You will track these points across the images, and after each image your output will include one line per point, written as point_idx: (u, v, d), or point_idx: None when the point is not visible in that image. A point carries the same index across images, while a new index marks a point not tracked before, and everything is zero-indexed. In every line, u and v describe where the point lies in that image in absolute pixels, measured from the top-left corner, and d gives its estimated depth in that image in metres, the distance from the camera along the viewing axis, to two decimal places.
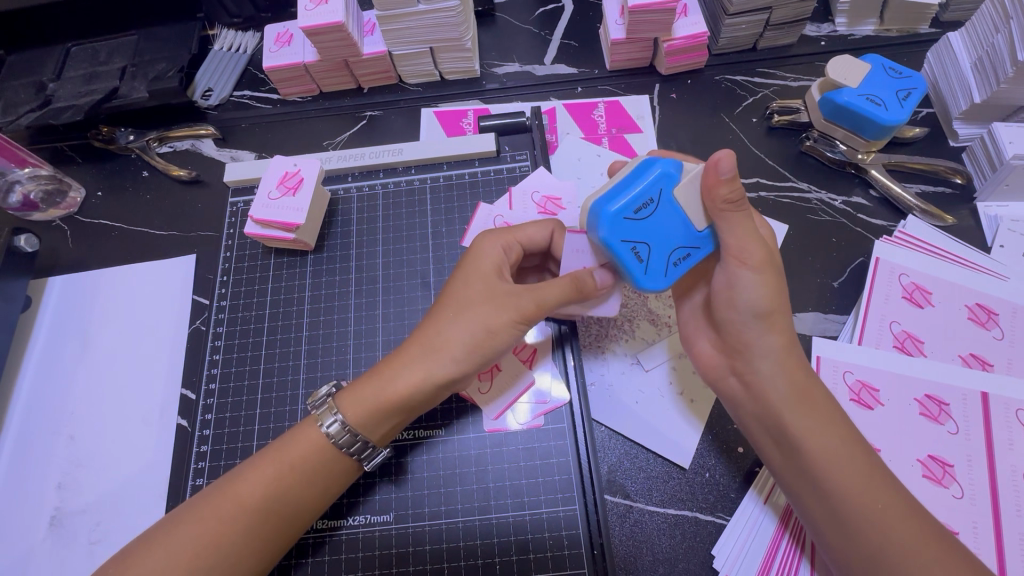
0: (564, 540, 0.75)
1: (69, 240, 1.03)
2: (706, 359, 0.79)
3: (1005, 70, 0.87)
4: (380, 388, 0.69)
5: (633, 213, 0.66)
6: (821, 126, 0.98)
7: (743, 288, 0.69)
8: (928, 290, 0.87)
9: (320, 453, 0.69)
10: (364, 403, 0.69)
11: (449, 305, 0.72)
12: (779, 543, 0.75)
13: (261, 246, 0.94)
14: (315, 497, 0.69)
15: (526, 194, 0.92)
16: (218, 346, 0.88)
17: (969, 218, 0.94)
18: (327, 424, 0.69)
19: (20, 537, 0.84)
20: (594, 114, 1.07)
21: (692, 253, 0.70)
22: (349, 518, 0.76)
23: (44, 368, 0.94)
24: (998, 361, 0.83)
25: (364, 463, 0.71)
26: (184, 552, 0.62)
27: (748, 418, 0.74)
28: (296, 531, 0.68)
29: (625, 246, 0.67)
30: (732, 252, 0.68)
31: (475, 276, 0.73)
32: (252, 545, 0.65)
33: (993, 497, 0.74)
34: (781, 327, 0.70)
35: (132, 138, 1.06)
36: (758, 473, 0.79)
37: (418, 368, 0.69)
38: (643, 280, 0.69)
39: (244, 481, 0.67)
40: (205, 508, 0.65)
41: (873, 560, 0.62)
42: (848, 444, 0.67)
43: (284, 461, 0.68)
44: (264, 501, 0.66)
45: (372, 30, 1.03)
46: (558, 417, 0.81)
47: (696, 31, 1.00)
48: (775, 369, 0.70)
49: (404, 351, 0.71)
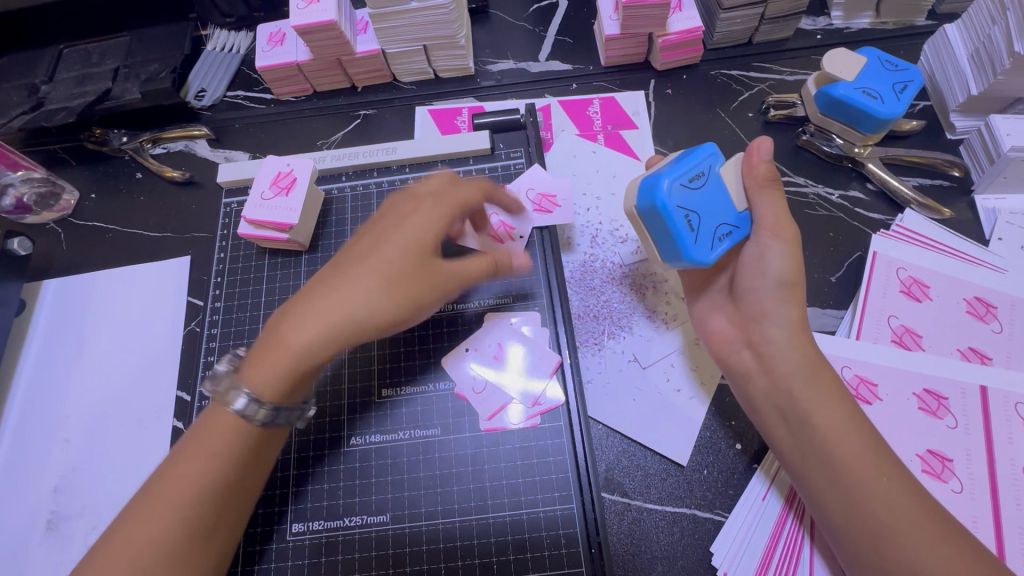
0: (562, 539, 0.74)
1: (63, 243, 1.03)
2: (720, 335, 0.80)
3: (1002, 61, 0.86)
4: (291, 356, 0.67)
5: (689, 183, 0.71)
6: (817, 121, 0.97)
7: (769, 259, 0.72)
8: (926, 284, 0.87)
9: (236, 436, 0.66)
10: (272, 374, 0.66)
11: (375, 269, 0.69)
12: (784, 524, 0.75)
13: (255, 247, 0.93)
14: (241, 485, 0.67)
15: (521, 191, 0.91)
16: (213, 347, 0.88)
17: (967, 211, 0.94)
18: (238, 405, 0.66)
19: (17, 541, 0.84)
20: (589, 111, 1.07)
21: (734, 232, 0.73)
22: (286, 525, 0.76)
23: (39, 371, 0.94)
24: (997, 354, 0.82)
25: (294, 422, 0.71)
26: (130, 558, 0.61)
27: (757, 394, 0.74)
28: (238, 516, 0.68)
29: (679, 212, 0.69)
30: (767, 226, 0.72)
31: (407, 241, 0.70)
32: (190, 537, 0.63)
33: (993, 490, 0.74)
34: (798, 300, 0.73)
35: (125, 139, 1.06)
36: (764, 454, 0.79)
37: (336, 337, 0.67)
38: (691, 249, 0.69)
39: (174, 475, 0.64)
40: (143, 509, 0.63)
41: (877, 535, 0.62)
42: (855, 420, 0.67)
43: (204, 448, 0.66)
44: (193, 493, 0.64)
45: (365, 29, 1.03)
46: (555, 416, 0.80)
47: (690, 26, 0.99)
48: (789, 339, 0.72)
49: (308, 316, 0.67)
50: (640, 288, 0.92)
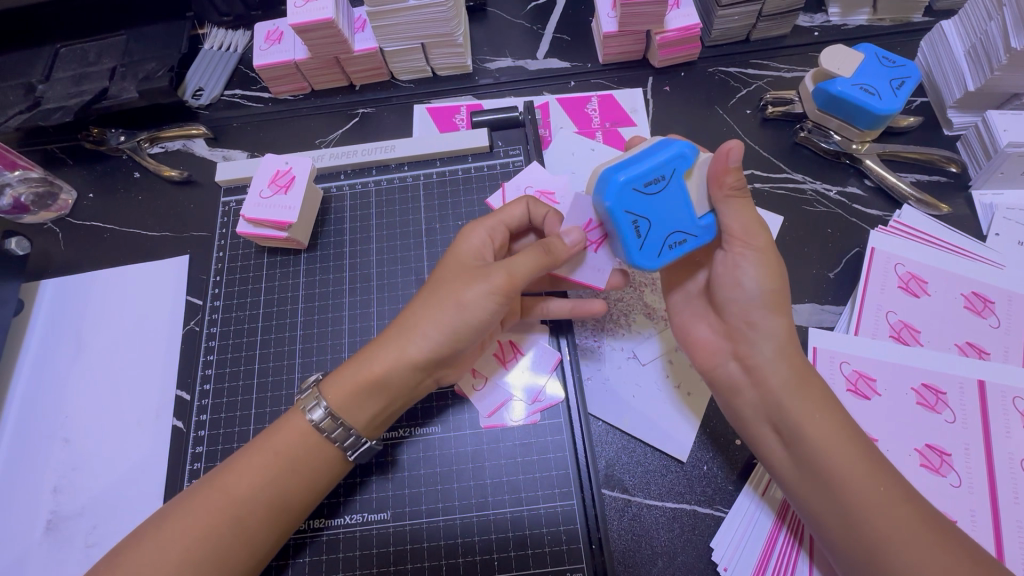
0: (563, 535, 0.74)
1: (61, 242, 1.02)
2: (703, 347, 0.79)
3: (999, 57, 0.87)
4: (358, 369, 0.70)
5: (642, 185, 0.69)
6: (815, 117, 0.97)
7: (744, 269, 0.72)
8: (924, 280, 0.87)
9: (306, 442, 0.69)
10: (343, 385, 0.69)
11: (425, 287, 0.73)
12: (776, 540, 0.75)
13: (254, 245, 0.93)
14: (289, 491, 0.67)
15: (519, 188, 0.89)
16: (212, 346, 0.88)
17: (965, 207, 0.94)
18: (311, 411, 0.69)
19: (16, 542, 0.84)
20: (587, 108, 1.07)
21: (689, 239, 0.72)
22: (317, 523, 0.76)
23: (37, 372, 0.94)
24: (995, 349, 0.83)
25: (348, 453, 0.70)
26: (175, 549, 0.62)
27: (745, 404, 0.74)
28: (286, 524, 0.67)
29: (627, 216, 0.69)
30: (737, 235, 0.71)
31: (455, 251, 0.75)
32: (234, 537, 0.64)
33: (991, 484, 0.74)
34: (784, 310, 0.71)
35: (122, 138, 1.05)
36: (754, 467, 0.79)
37: (394, 348, 0.70)
38: (637, 255, 0.71)
39: (234, 473, 0.66)
40: (194, 502, 0.65)
41: (873, 544, 0.62)
42: (845, 428, 0.67)
43: (268, 450, 0.68)
44: (248, 492, 0.65)
45: (363, 27, 1.03)
46: (555, 413, 0.80)
47: (688, 23, 0.99)
48: (778, 352, 0.71)
49: (383, 335, 0.72)
50: (638, 286, 0.92)
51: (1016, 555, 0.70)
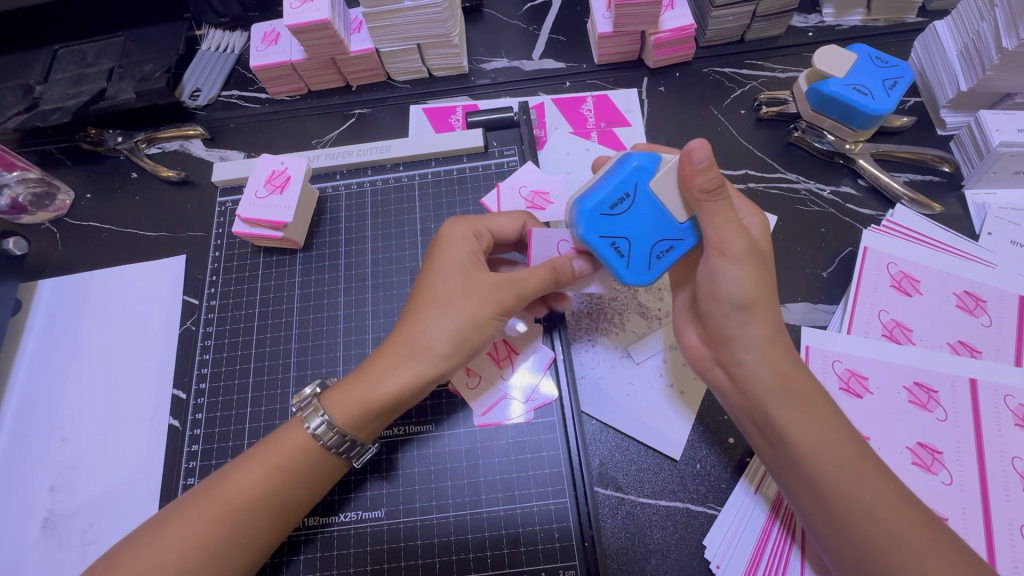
0: (556, 533, 0.75)
1: (58, 242, 1.03)
2: (694, 350, 0.79)
3: (990, 57, 0.87)
4: (368, 389, 0.70)
5: (610, 208, 0.68)
6: (809, 117, 0.98)
7: (723, 279, 0.68)
8: (916, 278, 0.87)
9: (309, 452, 0.69)
10: (350, 403, 0.69)
11: (430, 300, 0.72)
12: (772, 529, 0.75)
13: (250, 245, 0.93)
14: (293, 499, 0.68)
15: (514, 188, 0.91)
16: (209, 346, 0.88)
17: (957, 206, 0.95)
18: (314, 425, 0.69)
19: (12, 540, 0.84)
20: (583, 108, 1.07)
21: (675, 245, 0.70)
22: (327, 517, 0.76)
23: (34, 372, 0.94)
24: (986, 348, 0.83)
25: (354, 460, 0.72)
26: (173, 552, 0.63)
27: (736, 407, 0.73)
28: (286, 529, 0.69)
29: (604, 241, 0.69)
30: (712, 244, 0.68)
31: (456, 265, 0.74)
32: (237, 542, 0.65)
33: (981, 481, 0.75)
34: (764, 319, 0.69)
35: (120, 139, 1.06)
36: (749, 462, 0.80)
37: (407, 368, 0.70)
38: (625, 274, 0.70)
39: (232, 482, 0.67)
40: (191, 511, 0.65)
41: (865, 549, 0.62)
42: (835, 432, 0.67)
43: (271, 461, 0.68)
44: (245, 501, 0.66)
45: (360, 28, 1.03)
46: (549, 411, 0.81)
47: (683, 23, 1.00)
48: (760, 360, 0.69)
49: (387, 351, 0.71)
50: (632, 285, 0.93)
51: (1005, 554, 0.71)
